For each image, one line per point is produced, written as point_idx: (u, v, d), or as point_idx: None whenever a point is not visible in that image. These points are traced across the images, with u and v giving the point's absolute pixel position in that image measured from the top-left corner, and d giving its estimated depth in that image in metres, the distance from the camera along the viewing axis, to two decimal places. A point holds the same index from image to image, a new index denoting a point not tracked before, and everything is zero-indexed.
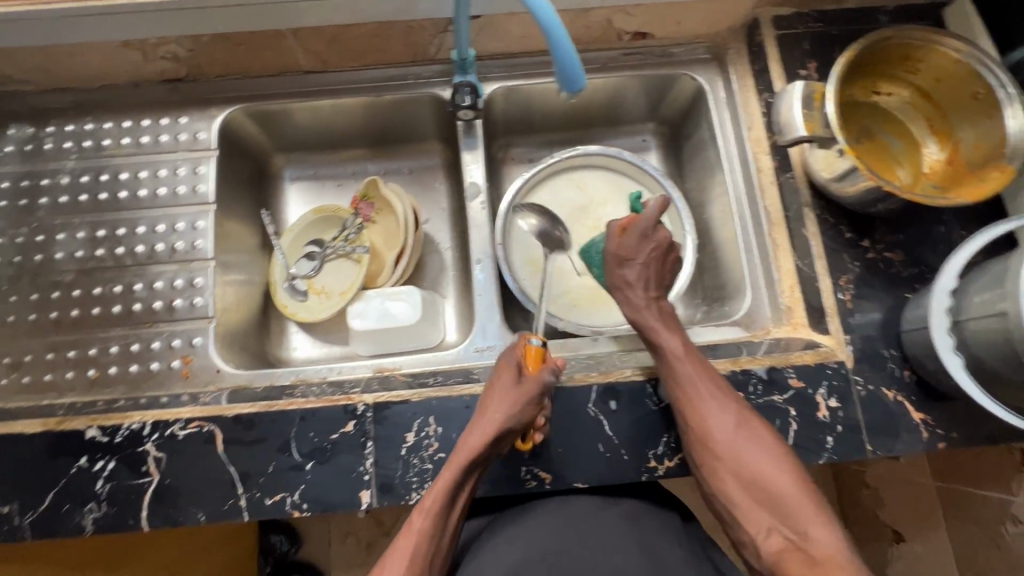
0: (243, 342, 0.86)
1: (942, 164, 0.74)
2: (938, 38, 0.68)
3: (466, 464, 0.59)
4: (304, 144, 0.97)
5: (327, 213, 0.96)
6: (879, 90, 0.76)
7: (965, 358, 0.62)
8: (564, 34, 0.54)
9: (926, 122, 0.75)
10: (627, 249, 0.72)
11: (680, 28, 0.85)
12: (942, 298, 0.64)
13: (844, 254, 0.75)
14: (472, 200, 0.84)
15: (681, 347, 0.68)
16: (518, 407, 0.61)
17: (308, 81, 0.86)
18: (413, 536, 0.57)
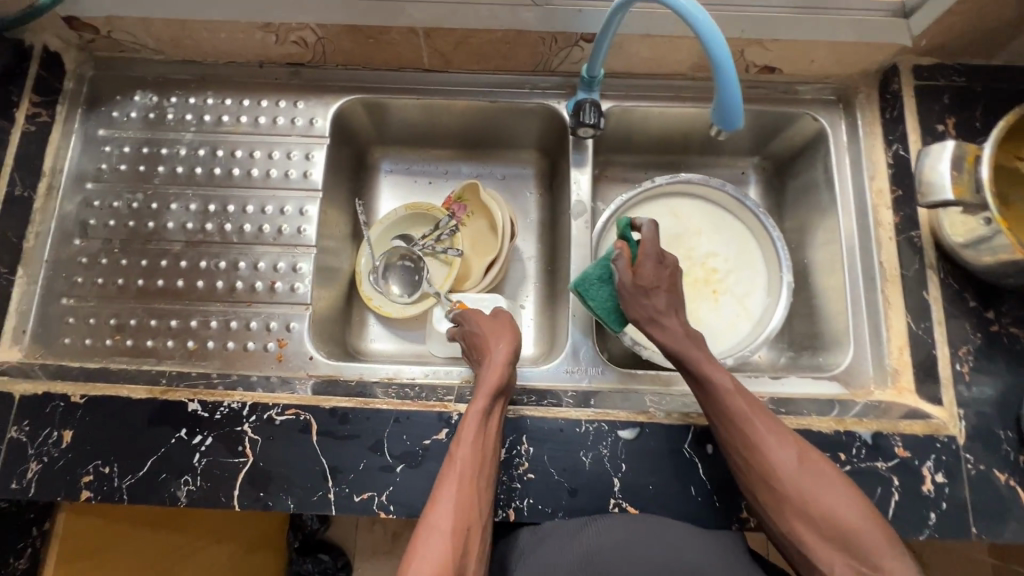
0: (328, 331, 0.86)
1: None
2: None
3: (493, 392, 0.64)
4: (405, 139, 0.98)
5: (419, 210, 0.95)
6: None
7: None
8: (732, 68, 0.54)
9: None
10: (648, 276, 0.70)
11: (812, 66, 0.82)
12: None
13: (966, 322, 0.71)
14: (576, 219, 0.82)
15: (729, 380, 0.65)
16: (511, 337, 0.72)
17: (426, 78, 0.86)
18: (457, 463, 0.60)
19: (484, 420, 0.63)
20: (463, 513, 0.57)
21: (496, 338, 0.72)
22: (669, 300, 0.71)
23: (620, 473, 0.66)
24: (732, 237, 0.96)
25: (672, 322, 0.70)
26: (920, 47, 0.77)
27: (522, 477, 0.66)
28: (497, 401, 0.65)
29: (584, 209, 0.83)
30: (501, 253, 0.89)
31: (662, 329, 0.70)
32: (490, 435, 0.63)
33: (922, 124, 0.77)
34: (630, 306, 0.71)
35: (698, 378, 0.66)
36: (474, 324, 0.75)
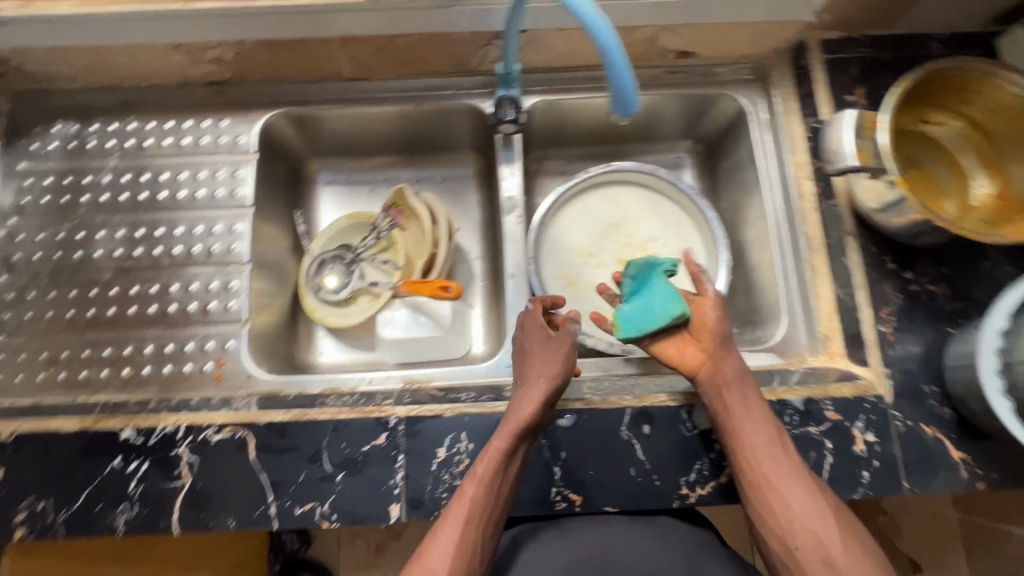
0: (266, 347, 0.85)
1: (992, 197, 0.72)
2: (995, 70, 0.67)
3: (517, 434, 0.62)
4: (341, 150, 0.98)
5: (360, 220, 0.97)
6: (928, 119, 0.75)
7: (1014, 402, 0.60)
8: (621, 56, 0.54)
9: (977, 155, 0.74)
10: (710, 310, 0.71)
11: (725, 48, 0.84)
12: (992, 338, 0.62)
13: (885, 285, 0.73)
14: (508, 215, 0.83)
15: (770, 434, 0.62)
16: (557, 365, 0.66)
17: (350, 88, 0.86)
18: (465, 503, 0.59)
19: (506, 461, 0.61)
20: (462, 555, 0.57)
21: (546, 361, 0.66)
22: (730, 344, 0.67)
23: (560, 461, 0.67)
24: (671, 220, 0.97)
25: (731, 365, 0.66)
26: (825, 22, 0.79)
27: (464, 474, 0.66)
28: (523, 440, 0.63)
29: (515, 205, 0.83)
30: (441, 241, 0.90)
31: (710, 368, 0.66)
32: (508, 478, 0.62)
33: (833, 96, 0.80)
34: (702, 315, 0.69)
35: (733, 421, 0.63)
36: (526, 337, 0.70)
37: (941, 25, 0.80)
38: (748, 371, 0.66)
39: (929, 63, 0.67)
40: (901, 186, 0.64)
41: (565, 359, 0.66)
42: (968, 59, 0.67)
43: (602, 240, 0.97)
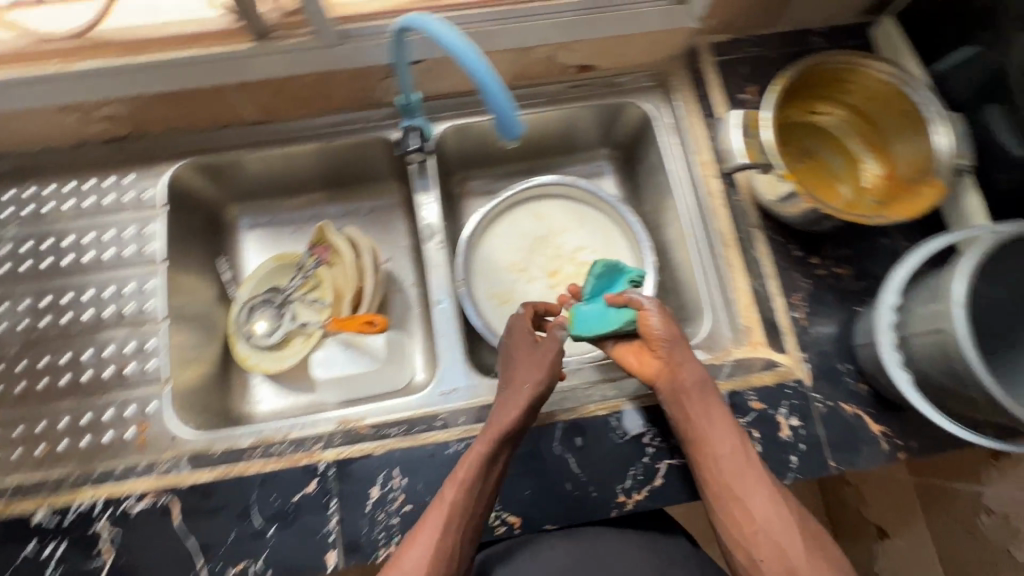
0: (199, 403, 0.82)
1: (881, 178, 0.76)
2: (862, 61, 0.71)
3: (499, 438, 0.63)
4: (261, 192, 0.97)
5: (286, 261, 0.95)
6: (815, 110, 0.79)
7: (912, 374, 0.62)
8: (497, 85, 0.54)
9: (864, 140, 0.78)
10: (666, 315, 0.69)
11: (622, 59, 0.86)
12: (887, 314, 0.65)
13: (794, 272, 0.76)
14: (428, 242, 0.84)
15: (734, 442, 0.62)
16: (541, 369, 0.68)
17: (256, 131, 0.86)
18: (444, 507, 0.60)
19: (489, 465, 0.62)
20: (440, 558, 0.57)
21: (534, 364, 0.69)
22: (687, 350, 0.67)
23: None
24: (597, 228, 0.99)
25: (688, 372, 0.65)
26: (711, 26, 0.82)
27: (399, 512, 0.65)
28: (505, 446, 0.63)
29: (435, 231, 0.84)
30: (366, 271, 0.89)
31: (668, 377, 0.66)
32: (491, 480, 0.62)
33: (727, 96, 0.83)
34: (645, 325, 0.68)
35: (696, 432, 0.64)
36: (515, 345, 0.73)
37: (820, 20, 0.85)
38: (710, 377, 0.66)
39: (803, 59, 0.70)
40: (789, 179, 0.66)
41: (552, 363, 0.69)
42: (838, 52, 0.70)
43: (532, 255, 0.98)
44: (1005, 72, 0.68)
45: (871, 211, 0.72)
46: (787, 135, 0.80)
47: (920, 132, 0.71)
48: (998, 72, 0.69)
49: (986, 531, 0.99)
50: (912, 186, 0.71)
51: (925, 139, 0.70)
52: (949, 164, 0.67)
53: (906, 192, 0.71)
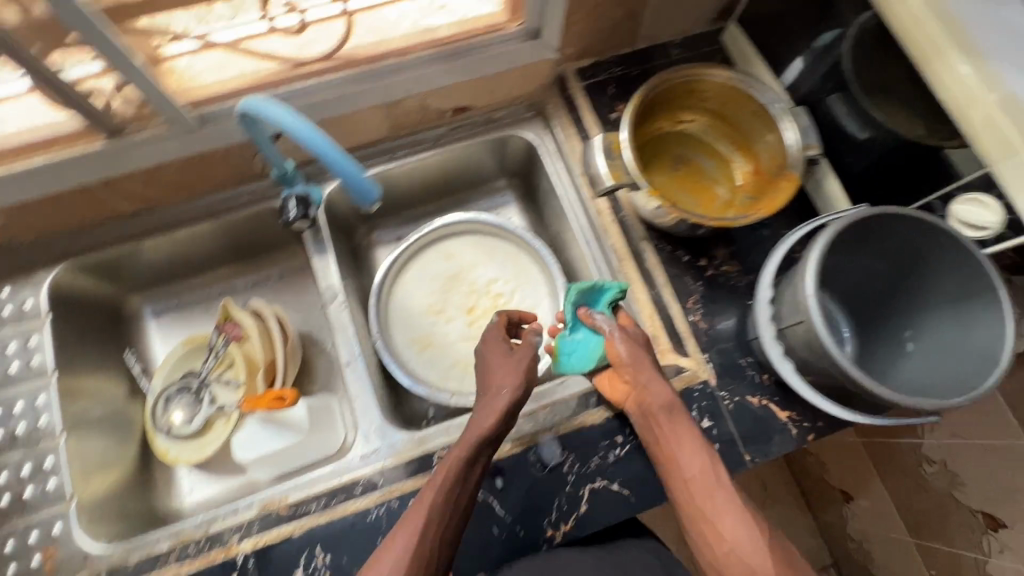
0: (110, 512, 0.78)
1: (750, 174, 0.81)
2: (708, 71, 0.75)
3: (477, 442, 0.63)
4: (161, 278, 0.95)
5: (196, 343, 0.93)
6: (682, 119, 0.83)
7: (794, 362, 0.65)
8: (350, 164, 0.57)
9: (730, 140, 0.82)
10: (636, 336, 0.72)
11: (495, 96, 0.88)
12: (764, 308, 0.67)
13: (686, 277, 0.79)
14: (331, 304, 0.83)
15: (702, 462, 0.62)
16: (515, 371, 0.69)
17: (138, 221, 0.86)
18: (424, 508, 0.59)
19: (466, 471, 0.62)
20: (420, 561, 0.56)
21: (511, 368, 0.69)
22: (654, 368, 0.69)
23: None
24: (507, 258, 1.00)
25: (655, 395, 0.66)
26: (571, 54, 0.85)
27: None
28: (484, 449, 0.64)
29: (336, 293, 0.84)
30: (276, 337, 0.88)
31: (636, 399, 0.68)
32: (468, 486, 0.62)
33: (598, 118, 0.86)
34: (612, 351, 0.71)
35: (666, 455, 0.65)
36: (491, 354, 0.73)
37: (674, 32, 0.89)
38: (678, 398, 0.67)
39: (652, 79, 0.73)
40: (653, 194, 0.70)
41: (526, 366, 0.70)
42: (683, 66, 0.74)
43: (447, 295, 0.99)
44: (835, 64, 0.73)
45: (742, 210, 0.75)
46: (660, 146, 0.83)
47: (773, 129, 0.75)
48: (830, 64, 0.73)
49: (931, 480, 1.09)
50: (773, 180, 0.75)
51: (777, 136, 0.75)
52: (800, 157, 0.71)
53: (769, 186, 0.76)
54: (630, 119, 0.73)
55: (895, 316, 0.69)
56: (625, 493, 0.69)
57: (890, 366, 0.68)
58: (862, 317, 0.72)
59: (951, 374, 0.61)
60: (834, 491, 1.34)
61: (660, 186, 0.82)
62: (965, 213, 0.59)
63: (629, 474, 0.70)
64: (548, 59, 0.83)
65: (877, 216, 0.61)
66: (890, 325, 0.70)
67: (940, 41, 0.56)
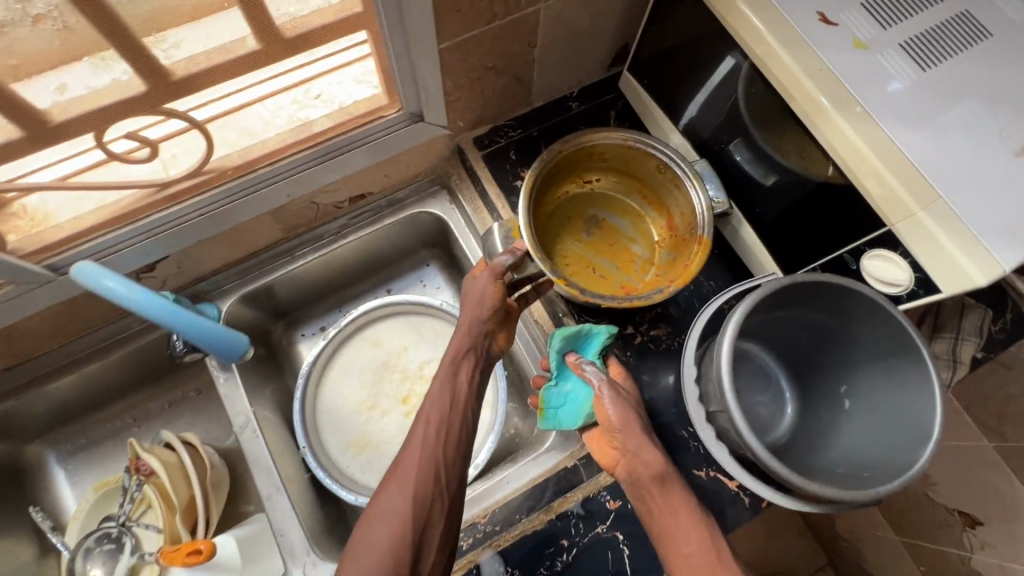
0: None
1: (666, 229, 0.77)
2: (601, 134, 0.71)
3: (451, 359, 0.66)
4: (61, 420, 0.87)
5: (109, 485, 0.86)
6: (588, 179, 0.79)
7: (729, 447, 0.63)
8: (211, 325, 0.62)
9: (640, 194, 0.79)
10: (625, 393, 0.70)
11: (392, 178, 0.83)
12: (691, 388, 0.66)
13: (614, 348, 0.76)
14: (243, 432, 0.78)
15: (700, 540, 0.57)
16: (479, 292, 0.69)
17: (18, 372, 0.78)
18: (416, 434, 0.61)
19: (451, 387, 0.64)
20: (424, 480, 0.57)
21: (473, 291, 0.70)
22: (645, 430, 0.66)
23: None
24: (437, 336, 0.95)
25: (649, 458, 0.63)
26: (463, 125, 0.81)
27: None
28: (463, 363, 0.66)
29: (248, 418, 0.78)
30: (190, 469, 0.81)
31: (627, 465, 0.64)
32: (458, 402, 0.64)
33: (503, 187, 0.82)
34: (601, 411, 0.67)
35: (662, 530, 0.60)
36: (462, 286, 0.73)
37: (569, 86, 0.85)
38: (672, 467, 0.64)
39: (544, 153, 0.69)
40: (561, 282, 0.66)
41: (489, 285, 0.69)
42: (573, 135, 0.70)
43: (379, 387, 0.92)
44: (727, 112, 0.69)
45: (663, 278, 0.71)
46: (569, 211, 0.79)
47: (678, 185, 0.72)
48: (723, 111, 0.70)
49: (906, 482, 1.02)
50: (688, 238, 0.72)
51: (684, 193, 0.72)
52: (707, 216, 0.68)
53: (685, 244, 0.72)
54: (527, 198, 0.68)
55: (830, 368, 0.66)
56: None
57: (832, 427, 0.64)
58: (799, 371, 0.69)
59: (886, 442, 0.58)
60: None
61: (575, 255, 0.77)
62: (875, 270, 0.56)
63: None
64: (437, 136, 0.79)
65: (799, 282, 0.58)
66: (827, 381, 0.66)
67: (820, 101, 0.54)
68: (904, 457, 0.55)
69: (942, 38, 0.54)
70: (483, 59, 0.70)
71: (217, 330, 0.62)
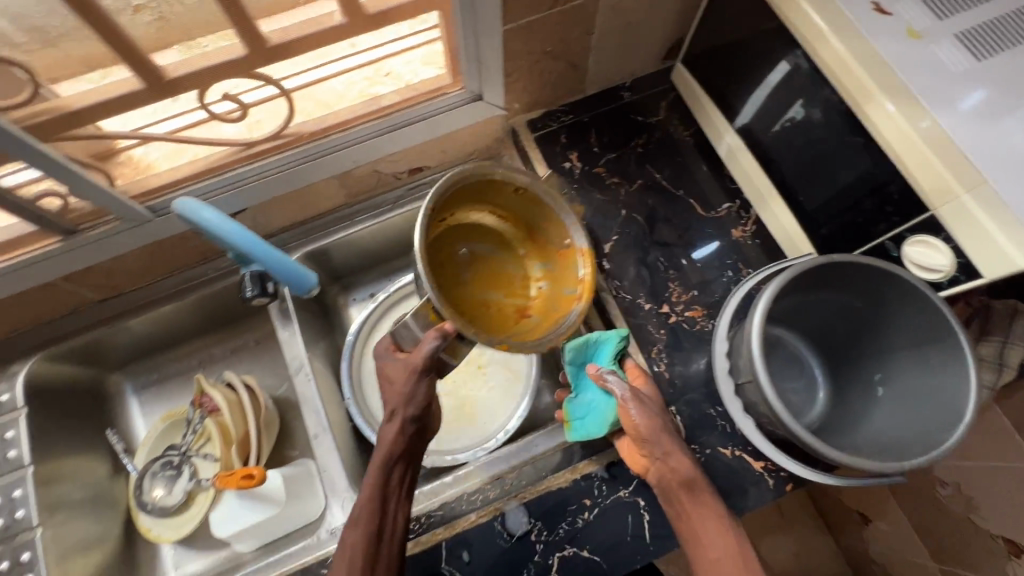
0: None
1: (530, 241, 0.74)
2: (467, 172, 0.64)
3: (383, 461, 0.63)
4: (138, 356, 0.97)
5: (176, 416, 0.94)
6: (443, 215, 0.67)
7: (755, 420, 0.66)
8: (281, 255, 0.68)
9: (496, 213, 0.73)
10: (650, 394, 0.68)
11: (449, 154, 0.89)
12: (722, 362, 0.68)
13: (649, 325, 0.77)
14: (297, 375, 0.85)
15: (732, 546, 0.57)
16: (410, 382, 0.66)
17: (108, 306, 0.88)
18: (345, 548, 0.59)
19: (382, 492, 0.62)
20: None
21: (398, 387, 0.66)
22: (673, 436, 0.64)
23: None
24: None
25: (680, 467, 0.62)
26: (519, 108, 0.86)
27: None
28: (396, 466, 0.64)
29: (302, 363, 0.85)
30: (248, 408, 0.89)
31: (658, 471, 0.63)
32: (390, 508, 0.62)
33: (552, 166, 0.86)
34: (626, 420, 0.65)
35: (690, 534, 0.59)
36: (382, 378, 0.69)
37: (622, 76, 0.89)
38: (701, 472, 0.62)
39: (422, 208, 0.60)
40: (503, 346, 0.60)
41: (415, 382, 0.65)
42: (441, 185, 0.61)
43: None
44: (775, 101, 0.71)
45: (562, 297, 0.69)
46: (435, 256, 0.68)
47: (546, 205, 0.69)
48: (773, 100, 0.72)
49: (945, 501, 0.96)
50: (564, 250, 0.70)
51: (553, 209, 0.70)
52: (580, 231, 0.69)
53: (563, 256, 0.71)
54: (427, 278, 0.59)
55: (866, 357, 0.66)
56: (595, 559, 0.67)
57: (863, 412, 0.65)
58: (833, 357, 0.70)
59: (913, 427, 0.59)
60: (850, 513, 1.19)
61: (466, 301, 0.68)
62: (916, 255, 0.56)
63: (599, 539, 0.68)
64: (494, 115, 0.84)
65: (831, 262, 0.59)
66: (859, 367, 0.67)
67: (868, 86, 0.56)
68: (932, 440, 0.56)
69: (999, 32, 0.55)
70: (543, 43, 0.75)
71: (290, 265, 0.69)
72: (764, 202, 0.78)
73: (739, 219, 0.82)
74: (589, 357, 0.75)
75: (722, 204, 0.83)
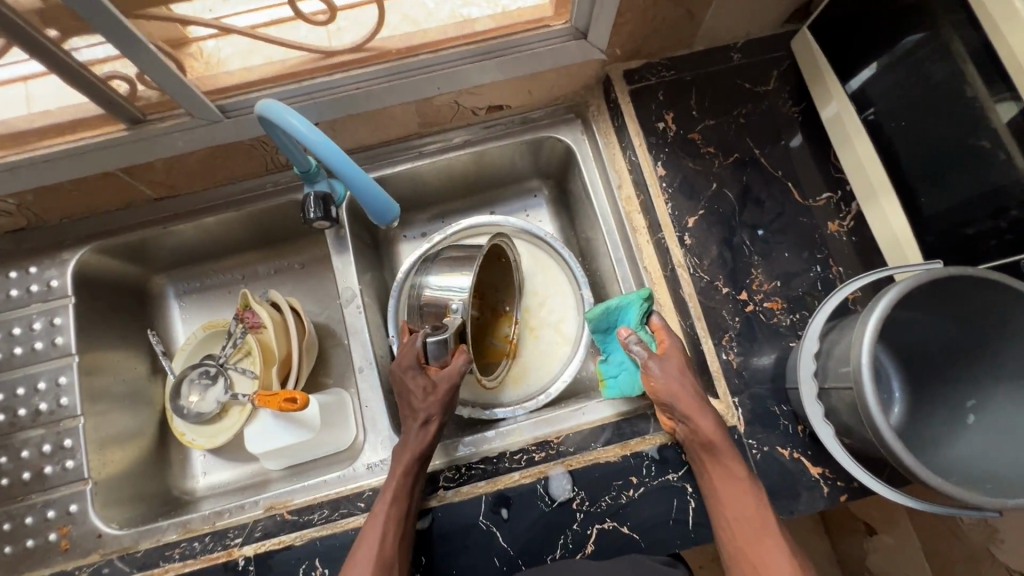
0: (119, 495, 0.78)
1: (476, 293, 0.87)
2: None
3: (413, 462, 0.67)
4: (183, 262, 0.95)
5: (218, 327, 0.92)
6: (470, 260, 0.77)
7: (834, 427, 0.64)
8: (368, 180, 0.63)
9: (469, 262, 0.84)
10: (675, 361, 0.69)
11: (533, 95, 0.83)
12: (809, 362, 0.65)
13: (722, 310, 0.73)
14: (348, 306, 0.82)
15: (750, 506, 0.60)
16: (444, 396, 0.71)
17: (162, 206, 0.85)
18: (373, 535, 0.61)
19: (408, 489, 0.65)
20: None
21: (433, 399, 0.70)
22: (695, 398, 0.65)
23: (421, 567, 0.66)
24: (531, 262, 0.92)
25: (704, 430, 0.63)
26: (620, 54, 0.78)
27: None
28: (421, 469, 0.67)
29: (354, 294, 0.83)
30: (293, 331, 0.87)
31: (684, 431, 0.65)
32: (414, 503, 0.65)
33: (645, 125, 0.79)
34: (649, 384, 0.69)
35: (710, 490, 0.63)
36: (407, 390, 0.72)
37: (737, 34, 0.80)
38: (726, 435, 0.63)
39: None
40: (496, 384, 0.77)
41: (452, 394, 0.72)
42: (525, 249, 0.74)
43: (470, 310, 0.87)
44: (915, 88, 0.64)
45: (487, 346, 0.87)
46: None
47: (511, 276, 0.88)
48: (920, 86, 0.63)
49: (964, 527, 0.91)
50: (503, 311, 0.89)
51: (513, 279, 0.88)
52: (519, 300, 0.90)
53: (499, 317, 0.89)
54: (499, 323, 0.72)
55: (960, 381, 0.62)
56: (634, 536, 0.66)
57: (945, 435, 0.62)
58: (919, 374, 0.66)
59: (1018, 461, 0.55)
60: (856, 523, 1.16)
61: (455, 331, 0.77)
62: None
63: (641, 518, 0.66)
64: (593, 59, 0.77)
65: (951, 277, 0.54)
66: (950, 393, 0.63)
67: None
68: None
69: None
70: None
71: (377, 193, 0.65)
72: (875, 199, 0.72)
73: (837, 212, 0.76)
74: (614, 322, 0.77)
75: (821, 193, 0.77)
